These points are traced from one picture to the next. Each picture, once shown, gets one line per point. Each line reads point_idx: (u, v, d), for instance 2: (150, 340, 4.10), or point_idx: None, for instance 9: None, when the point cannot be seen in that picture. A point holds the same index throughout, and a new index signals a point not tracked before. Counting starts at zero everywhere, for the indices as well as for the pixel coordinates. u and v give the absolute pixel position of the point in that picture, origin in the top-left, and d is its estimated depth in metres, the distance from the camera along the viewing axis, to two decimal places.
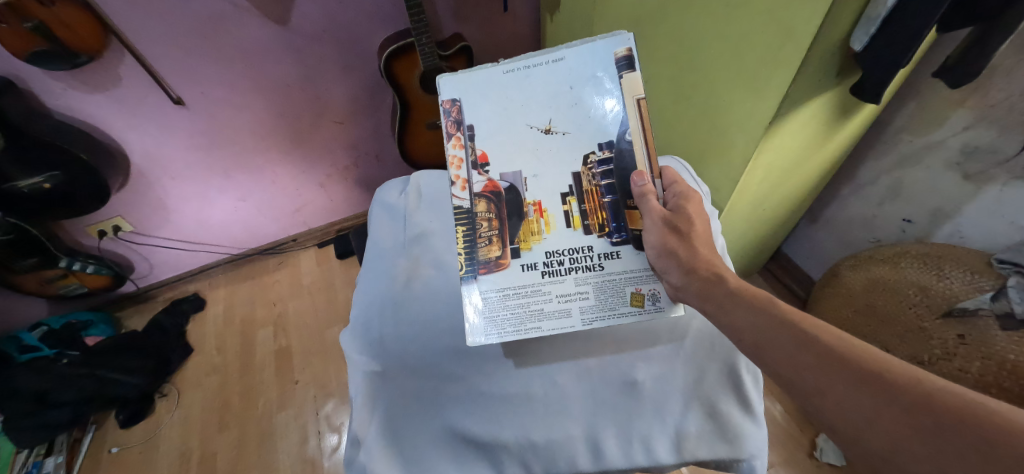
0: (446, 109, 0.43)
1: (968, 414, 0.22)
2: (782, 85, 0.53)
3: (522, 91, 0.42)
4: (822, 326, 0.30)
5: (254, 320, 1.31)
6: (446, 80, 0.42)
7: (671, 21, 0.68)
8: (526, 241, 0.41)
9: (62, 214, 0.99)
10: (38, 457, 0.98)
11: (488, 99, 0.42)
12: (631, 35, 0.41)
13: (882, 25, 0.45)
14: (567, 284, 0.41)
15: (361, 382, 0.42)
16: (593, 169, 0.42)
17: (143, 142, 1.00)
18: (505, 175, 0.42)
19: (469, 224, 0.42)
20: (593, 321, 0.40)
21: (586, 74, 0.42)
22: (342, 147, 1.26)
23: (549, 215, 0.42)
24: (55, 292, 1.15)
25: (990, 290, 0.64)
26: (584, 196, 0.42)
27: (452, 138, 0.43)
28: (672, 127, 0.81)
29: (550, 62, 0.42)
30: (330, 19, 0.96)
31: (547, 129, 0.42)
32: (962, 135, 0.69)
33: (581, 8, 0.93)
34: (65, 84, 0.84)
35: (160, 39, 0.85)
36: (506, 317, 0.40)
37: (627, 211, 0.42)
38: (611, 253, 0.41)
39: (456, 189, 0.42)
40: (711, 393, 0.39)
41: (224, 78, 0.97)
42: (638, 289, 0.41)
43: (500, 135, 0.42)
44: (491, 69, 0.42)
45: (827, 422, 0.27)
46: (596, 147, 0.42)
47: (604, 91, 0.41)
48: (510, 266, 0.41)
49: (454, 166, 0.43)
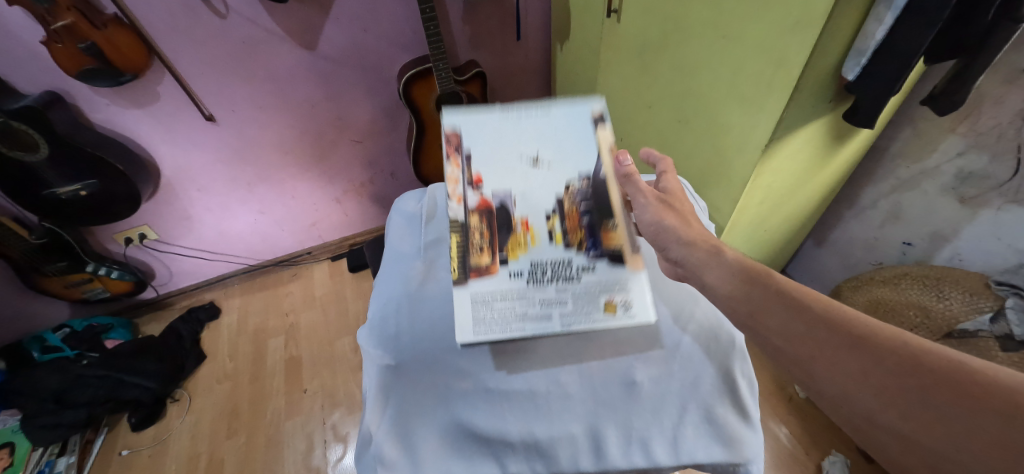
0: (447, 137, 0.46)
1: (956, 374, 0.22)
2: (778, 108, 0.57)
3: (516, 126, 0.48)
4: (812, 295, 0.30)
5: (266, 329, 1.34)
6: (448, 114, 0.46)
7: (672, 51, 0.73)
8: (513, 251, 0.44)
9: (95, 220, 1.05)
10: (50, 456, 1.01)
11: (486, 132, 0.47)
12: (603, 101, 0.49)
13: (872, 56, 0.49)
14: (549, 290, 0.42)
15: (375, 375, 0.44)
16: (574, 194, 0.46)
17: (175, 155, 1.07)
18: (497, 193, 0.46)
19: (463, 234, 0.45)
20: (571, 324, 0.40)
21: (568, 119, 0.48)
22: (359, 165, 1.33)
23: (534, 230, 0.45)
24: (79, 295, 1.20)
25: (989, 311, 0.67)
26: (565, 216, 0.46)
27: (451, 159, 0.46)
28: (674, 150, 0.85)
29: (539, 110, 0.49)
30: (357, 45, 1.04)
31: (536, 159, 0.47)
32: (956, 160, 0.72)
33: (588, 41, 1.00)
34: (109, 100, 0.91)
35: (200, 61, 0.92)
36: (491, 314, 0.41)
37: (602, 232, 0.46)
38: (589, 266, 0.44)
39: (453, 203, 0.46)
40: (707, 396, 0.41)
41: (255, 97, 1.04)
42: (612, 297, 0.42)
43: (496, 162, 0.47)
44: (489, 111, 0.48)
45: (817, 386, 0.27)
46: (577, 176, 0.47)
47: (586, 140, 0.47)
48: (498, 273, 0.43)
49: (450, 181, 0.46)
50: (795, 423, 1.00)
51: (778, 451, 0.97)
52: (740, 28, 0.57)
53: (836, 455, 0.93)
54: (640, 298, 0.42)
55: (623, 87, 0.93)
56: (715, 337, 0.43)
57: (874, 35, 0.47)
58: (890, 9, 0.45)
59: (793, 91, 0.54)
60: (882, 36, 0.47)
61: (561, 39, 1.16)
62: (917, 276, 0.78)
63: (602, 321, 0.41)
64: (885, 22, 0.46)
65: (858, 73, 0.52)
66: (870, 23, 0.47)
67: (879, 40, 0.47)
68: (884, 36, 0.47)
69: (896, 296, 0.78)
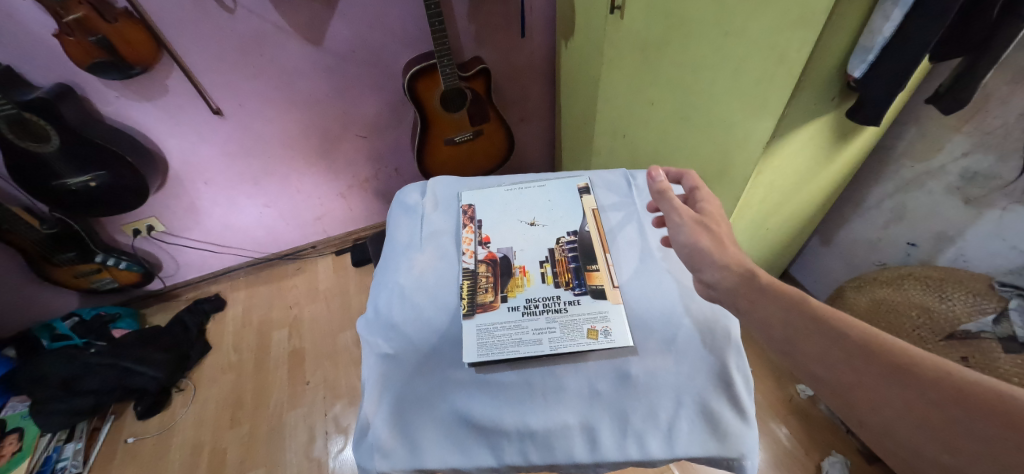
0: (463, 211, 0.59)
1: (999, 404, 0.21)
2: (778, 106, 0.57)
3: (516, 199, 0.60)
4: (851, 322, 0.30)
5: (271, 321, 1.36)
6: (466, 195, 0.62)
7: (676, 47, 0.73)
8: (512, 291, 0.49)
9: (104, 211, 1.07)
10: (59, 442, 1.04)
11: (492, 205, 0.60)
12: (586, 177, 0.63)
13: (878, 53, 0.49)
14: (539, 321, 0.45)
15: (374, 364, 0.44)
16: (563, 246, 0.53)
17: (182, 148, 1.08)
18: (500, 248, 0.53)
19: (471, 279, 0.50)
20: (559, 346, 0.43)
21: (559, 194, 0.60)
22: (363, 160, 1.34)
23: (529, 274, 0.50)
24: (88, 285, 1.22)
25: (992, 312, 0.66)
26: (555, 263, 0.51)
27: (465, 226, 0.57)
28: (675, 148, 0.85)
29: (536, 187, 0.62)
30: (362, 40, 1.04)
31: (532, 222, 0.56)
32: (961, 160, 0.71)
33: (592, 38, 1.00)
34: (118, 92, 0.93)
35: (208, 55, 0.93)
36: (491, 340, 0.44)
37: (587, 272, 0.49)
38: (575, 301, 0.47)
39: (464, 257, 0.53)
40: (702, 390, 0.41)
41: (262, 91, 1.05)
42: (593, 326, 0.44)
43: (500, 225, 0.57)
44: (496, 188, 0.62)
45: (859, 417, 0.27)
46: (565, 233, 0.54)
47: (575, 206, 0.58)
48: (498, 308, 0.47)
49: (463, 243, 0.55)
50: (795, 423, 1.00)
51: (778, 450, 0.96)
52: (743, 25, 0.57)
53: (836, 456, 0.93)
54: (620, 325, 0.44)
55: (626, 84, 0.93)
56: (711, 331, 0.44)
57: (880, 32, 0.47)
58: (897, 5, 0.44)
59: (794, 89, 0.54)
60: (890, 31, 0.46)
61: (565, 36, 1.16)
62: (921, 277, 0.78)
63: (583, 347, 0.43)
64: (892, 19, 0.45)
65: (863, 72, 0.52)
66: (876, 19, 0.47)
67: (886, 38, 0.47)
68: (891, 32, 0.46)
69: (898, 297, 0.78)
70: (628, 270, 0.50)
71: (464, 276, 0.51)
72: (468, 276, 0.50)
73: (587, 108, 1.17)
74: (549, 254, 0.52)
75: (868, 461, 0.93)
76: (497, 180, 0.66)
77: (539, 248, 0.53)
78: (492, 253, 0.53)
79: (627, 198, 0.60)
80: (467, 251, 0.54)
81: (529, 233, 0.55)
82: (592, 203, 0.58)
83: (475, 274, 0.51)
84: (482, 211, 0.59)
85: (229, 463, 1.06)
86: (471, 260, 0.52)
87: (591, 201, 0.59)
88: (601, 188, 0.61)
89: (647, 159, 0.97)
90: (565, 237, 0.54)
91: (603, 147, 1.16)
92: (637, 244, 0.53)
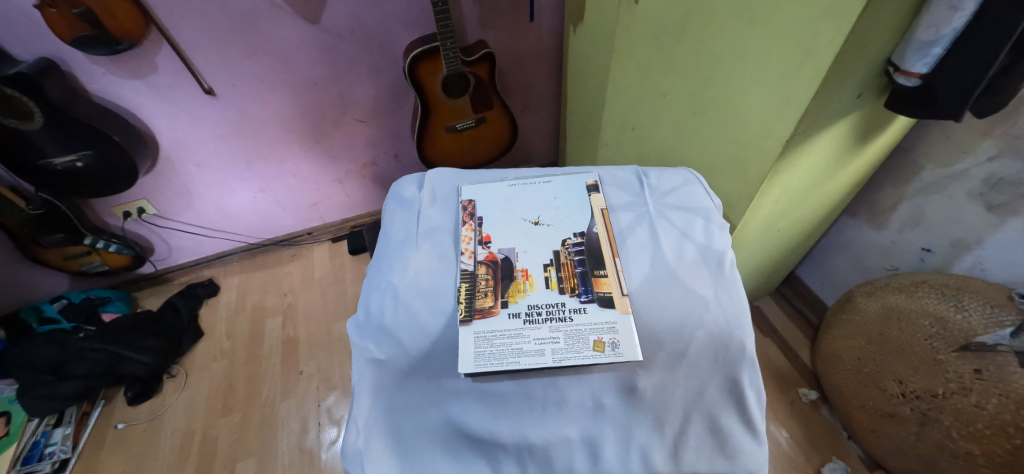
0: (463, 206, 0.56)
1: None
2: (801, 103, 0.53)
3: (520, 195, 0.57)
4: None
5: (265, 308, 1.34)
6: (467, 189, 0.59)
7: (694, 35, 0.68)
8: (513, 296, 0.46)
9: (93, 192, 1.03)
10: (47, 427, 1.02)
11: (495, 200, 0.57)
12: (594, 174, 0.60)
13: (948, 45, 0.43)
14: (542, 330, 0.42)
15: (365, 370, 0.41)
16: (569, 249, 0.50)
17: (173, 129, 1.04)
18: (502, 249, 0.51)
19: (470, 282, 0.47)
20: (563, 359, 0.39)
21: (566, 191, 0.57)
22: (362, 146, 1.30)
23: (533, 278, 0.48)
24: (78, 267, 1.19)
25: (1009, 326, 0.63)
26: (560, 266, 0.48)
27: (465, 224, 0.54)
28: (687, 144, 0.82)
29: (542, 183, 0.59)
30: (359, 20, 0.99)
31: (536, 221, 0.54)
32: (986, 165, 0.67)
33: (602, 25, 0.95)
34: (105, 69, 0.88)
35: (196, 31, 0.88)
36: (489, 349, 0.41)
37: (595, 278, 0.46)
38: (580, 309, 0.44)
39: (463, 257, 0.50)
40: (712, 407, 0.37)
41: (255, 72, 1.01)
42: (600, 337, 0.41)
43: (502, 224, 0.54)
44: (500, 183, 0.59)
45: None
46: (572, 234, 0.51)
47: (582, 205, 0.55)
48: (498, 314, 0.44)
49: (463, 242, 0.52)
50: (796, 427, 1.00)
51: (777, 455, 0.95)
52: (765, 12, 0.53)
53: (836, 462, 0.93)
54: (628, 336, 0.41)
55: (636, 72, 0.89)
56: (724, 345, 0.40)
57: (947, 24, 0.41)
58: None
59: (820, 86, 0.49)
60: (962, 22, 0.40)
61: (574, 21, 1.10)
62: (935, 285, 0.75)
63: (588, 360, 0.39)
64: (962, 10, 0.39)
65: (930, 66, 0.45)
66: (940, 11, 0.41)
67: (957, 29, 0.41)
68: (963, 21, 0.40)
69: (911, 305, 0.75)
70: (638, 276, 0.47)
71: (463, 278, 0.48)
72: (466, 278, 0.48)
73: (595, 97, 1.12)
74: (553, 257, 0.49)
75: (868, 467, 0.92)
76: (500, 173, 0.63)
77: (543, 249, 0.50)
78: (493, 254, 0.50)
79: (638, 198, 0.56)
80: (466, 251, 0.51)
81: (533, 234, 0.52)
82: (600, 202, 0.55)
83: (474, 276, 0.48)
84: (484, 208, 0.56)
85: (220, 452, 1.05)
86: (470, 261, 0.49)
87: (599, 200, 0.56)
88: (611, 186, 0.58)
89: (656, 153, 0.93)
90: (571, 239, 0.51)
91: (610, 139, 1.12)
92: (648, 247, 0.50)
